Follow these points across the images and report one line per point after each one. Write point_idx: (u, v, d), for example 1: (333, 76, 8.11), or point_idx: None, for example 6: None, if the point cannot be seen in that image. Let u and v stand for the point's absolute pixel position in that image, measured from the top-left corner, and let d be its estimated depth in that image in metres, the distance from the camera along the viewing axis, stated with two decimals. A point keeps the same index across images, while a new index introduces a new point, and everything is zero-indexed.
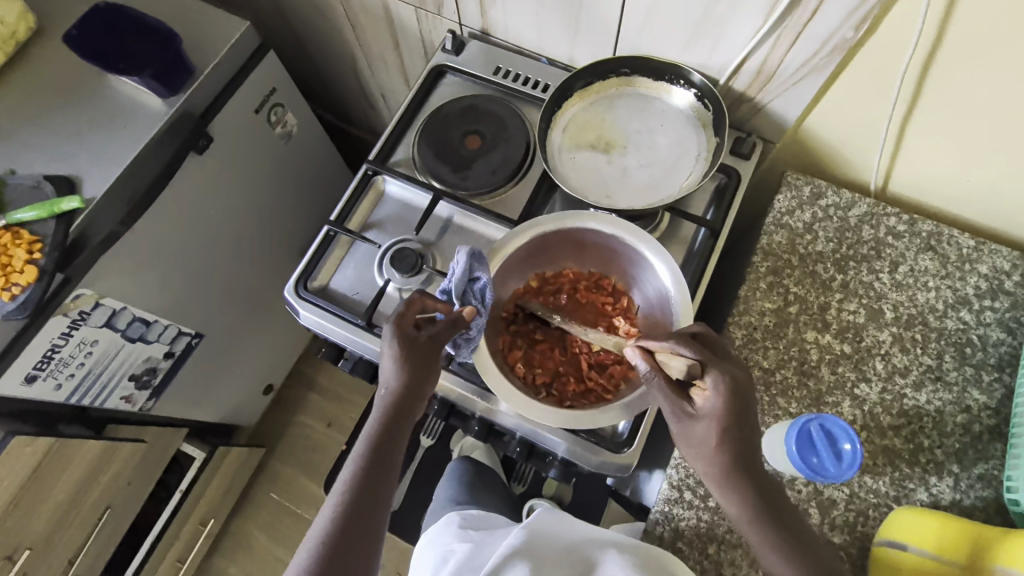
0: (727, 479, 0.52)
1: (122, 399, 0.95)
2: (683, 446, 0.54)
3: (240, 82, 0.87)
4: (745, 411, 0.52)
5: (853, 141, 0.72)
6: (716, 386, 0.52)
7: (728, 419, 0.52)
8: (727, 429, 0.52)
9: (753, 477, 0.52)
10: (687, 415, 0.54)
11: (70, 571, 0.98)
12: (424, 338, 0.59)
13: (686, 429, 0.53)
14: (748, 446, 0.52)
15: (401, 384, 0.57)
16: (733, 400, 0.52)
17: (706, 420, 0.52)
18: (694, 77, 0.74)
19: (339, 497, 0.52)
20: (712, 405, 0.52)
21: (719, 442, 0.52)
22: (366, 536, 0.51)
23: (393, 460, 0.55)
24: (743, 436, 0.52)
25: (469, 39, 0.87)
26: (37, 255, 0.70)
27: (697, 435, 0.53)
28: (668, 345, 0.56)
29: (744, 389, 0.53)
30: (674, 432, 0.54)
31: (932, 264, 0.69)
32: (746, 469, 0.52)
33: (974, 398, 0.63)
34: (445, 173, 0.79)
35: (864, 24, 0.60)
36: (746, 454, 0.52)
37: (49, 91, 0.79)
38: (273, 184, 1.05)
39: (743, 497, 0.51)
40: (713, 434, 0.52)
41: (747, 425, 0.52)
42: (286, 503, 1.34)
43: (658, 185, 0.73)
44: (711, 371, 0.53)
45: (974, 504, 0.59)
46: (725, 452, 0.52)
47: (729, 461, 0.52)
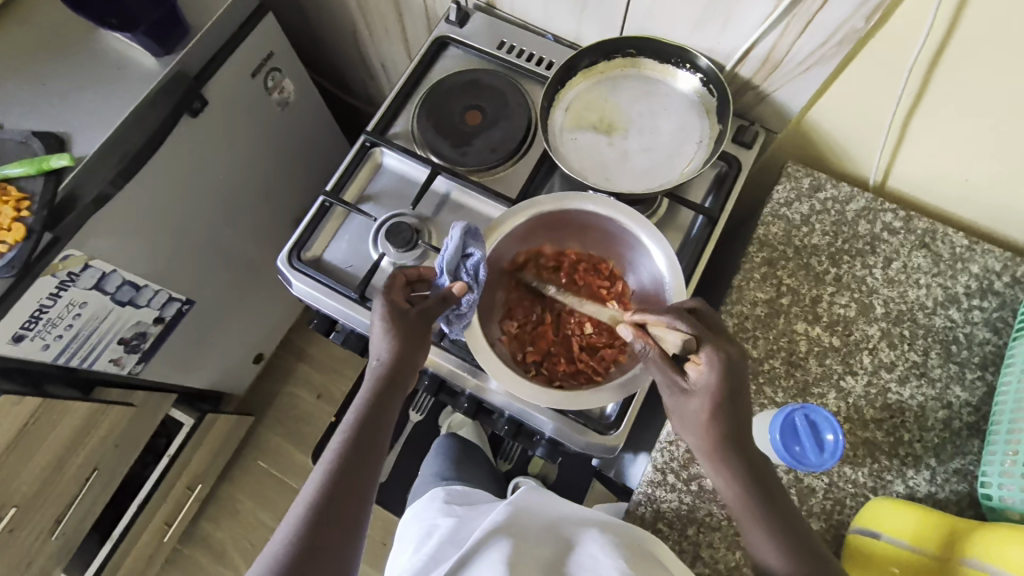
0: (718, 453, 0.53)
1: (112, 362, 0.94)
2: (677, 419, 0.56)
3: (237, 44, 0.85)
4: (739, 386, 0.54)
5: (856, 135, 0.71)
6: (711, 362, 0.53)
7: (720, 395, 0.53)
8: (718, 405, 0.53)
9: (741, 452, 0.53)
10: (681, 389, 0.55)
11: (57, 529, 0.99)
12: (417, 312, 0.59)
13: (680, 402, 0.55)
14: (740, 423, 0.54)
15: (393, 356, 0.57)
16: (725, 375, 0.53)
17: (699, 395, 0.54)
18: (700, 62, 0.73)
19: (327, 464, 0.52)
20: (706, 380, 0.54)
21: (711, 417, 0.53)
22: (353, 503, 0.51)
23: (382, 430, 0.55)
24: (735, 410, 0.53)
25: (474, 11, 0.85)
26: (25, 213, 0.69)
27: (689, 409, 0.54)
28: (663, 319, 0.56)
29: (737, 365, 0.54)
30: (670, 405, 0.57)
31: (925, 261, 0.69)
32: (734, 445, 0.53)
33: (956, 395, 0.64)
34: (444, 148, 0.78)
35: (875, 15, 0.59)
36: (736, 432, 0.53)
37: (40, 45, 0.77)
38: (268, 150, 1.04)
39: (732, 472, 0.53)
40: (705, 409, 0.53)
41: (740, 400, 0.54)
42: (274, 471, 1.36)
43: (658, 169, 0.73)
44: (705, 346, 0.54)
45: (948, 497, 0.60)
46: (716, 428, 0.53)
47: (721, 437, 0.53)
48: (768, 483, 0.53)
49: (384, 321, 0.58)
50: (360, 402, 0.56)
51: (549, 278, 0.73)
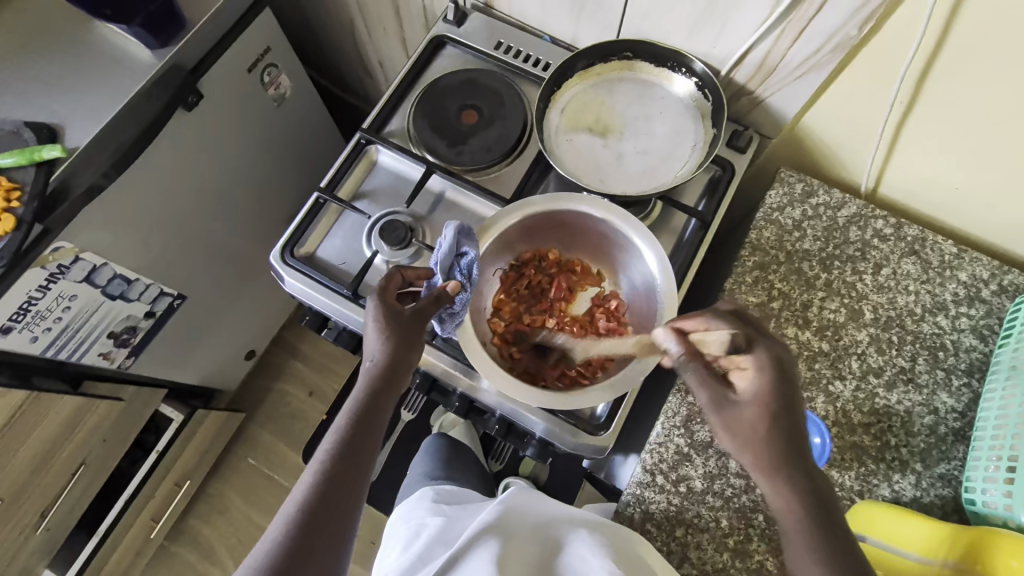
0: (776, 470, 0.49)
1: (101, 356, 0.93)
2: (728, 436, 0.52)
3: (233, 38, 0.84)
4: (790, 394, 0.51)
5: (849, 142, 0.72)
6: (761, 364, 0.52)
7: (773, 399, 0.51)
8: (773, 412, 0.50)
9: (804, 468, 0.49)
10: (729, 401, 0.52)
11: (42, 524, 0.98)
12: (411, 313, 0.59)
13: (730, 416, 0.52)
14: (797, 434, 0.51)
15: (387, 357, 0.56)
16: (778, 380, 0.51)
17: (753, 403, 0.51)
18: (695, 66, 0.73)
19: (319, 463, 0.52)
20: (755, 387, 0.52)
21: (767, 429, 0.50)
22: (344, 504, 0.51)
23: (375, 430, 0.55)
24: (791, 420, 0.51)
25: (472, 11, 0.86)
26: (15, 204, 0.68)
27: (743, 422, 0.51)
28: (704, 322, 0.57)
29: (789, 370, 0.52)
30: (716, 423, 0.53)
31: (914, 268, 0.70)
32: (796, 461, 0.49)
33: (942, 401, 0.64)
34: (440, 147, 0.78)
35: (868, 23, 0.60)
36: (795, 447, 0.50)
37: (33, 36, 0.76)
38: (263, 146, 1.03)
39: (793, 488, 0.49)
40: (760, 419, 0.50)
41: (794, 408, 0.51)
42: (264, 469, 1.35)
43: (653, 172, 0.73)
44: (753, 349, 0.53)
45: (933, 501, 0.61)
46: (771, 439, 0.50)
47: (781, 450, 0.49)
48: (824, 492, 0.49)
49: (377, 322, 0.58)
50: (353, 402, 0.56)
51: (541, 282, 0.73)
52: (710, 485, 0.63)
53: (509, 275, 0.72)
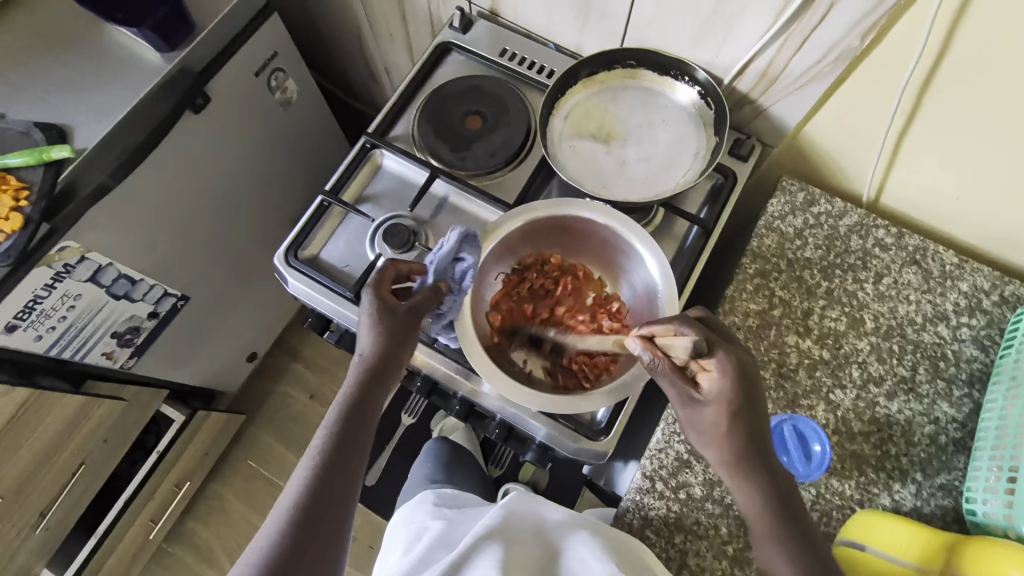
0: (739, 464, 0.53)
1: (104, 355, 0.93)
2: (693, 431, 0.56)
3: (241, 43, 0.85)
4: (753, 392, 0.54)
5: (851, 151, 0.72)
6: (722, 368, 0.53)
7: (735, 399, 0.53)
8: (735, 411, 0.53)
9: (764, 463, 0.53)
10: (694, 401, 0.55)
11: (41, 523, 0.98)
12: (400, 308, 0.59)
13: (694, 414, 0.55)
14: (758, 430, 0.54)
15: (377, 352, 0.57)
16: (738, 381, 0.53)
17: (715, 403, 0.54)
18: (698, 75, 0.74)
19: (312, 460, 0.52)
20: (718, 388, 0.54)
21: (728, 426, 0.53)
22: (338, 499, 0.51)
23: (367, 425, 0.56)
24: (752, 418, 0.54)
25: (478, 18, 0.86)
26: (23, 203, 0.69)
27: (707, 419, 0.54)
28: (670, 328, 0.55)
29: (748, 370, 0.54)
30: (684, 418, 0.56)
31: (915, 278, 0.70)
32: (760, 457, 0.53)
33: (943, 410, 0.64)
34: (444, 152, 0.78)
35: (870, 34, 0.60)
36: (757, 441, 0.54)
37: (44, 38, 0.77)
38: (269, 149, 1.04)
39: (754, 483, 0.52)
40: (722, 417, 0.54)
41: (755, 407, 0.54)
42: (264, 471, 1.35)
43: (655, 179, 0.74)
44: (716, 353, 0.54)
45: (933, 511, 0.60)
46: (733, 436, 0.53)
47: (741, 445, 0.53)
48: (783, 483, 0.53)
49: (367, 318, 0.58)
50: (345, 398, 0.56)
51: (546, 284, 0.73)
52: (710, 492, 0.62)
53: (514, 278, 0.72)
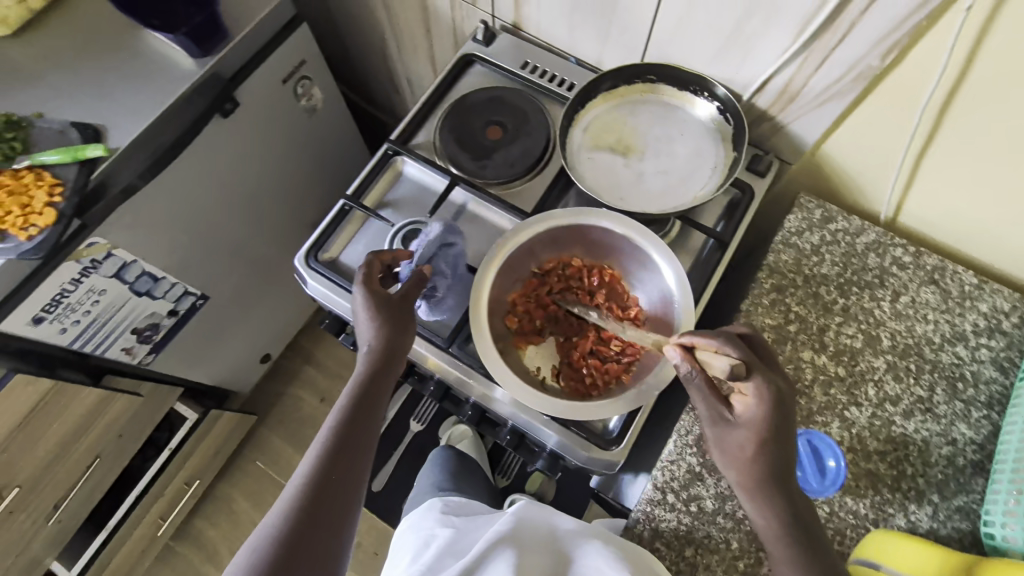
0: (761, 489, 0.53)
1: (123, 351, 0.95)
2: (719, 450, 0.56)
3: (271, 50, 0.88)
4: (786, 421, 0.53)
5: (869, 170, 0.73)
6: (759, 393, 0.52)
7: (767, 426, 0.52)
8: (765, 439, 0.53)
9: (787, 489, 0.53)
10: (725, 421, 0.55)
11: (55, 515, 0.99)
12: (398, 297, 0.62)
13: (724, 434, 0.55)
14: (786, 459, 0.53)
15: (382, 342, 0.59)
16: (773, 409, 0.52)
17: (746, 428, 0.54)
18: (718, 91, 0.75)
19: (321, 445, 0.54)
20: (753, 413, 0.53)
21: (756, 453, 0.53)
22: (346, 482, 0.53)
23: (374, 413, 0.57)
24: (782, 448, 0.53)
25: (501, 32, 0.88)
26: (58, 199, 0.71)
27: (736, 441, 0.54)
28: (713, 344, 0.54)
29: (786, 400, 0.53)
30: (711, 436, 0.56)
31: (933, 297, 0.70)
32: (780, 486, 0.52)
33: (961, 432, 0.63)
34: (465, 161, 0.80)
35: (891, 53, 0.61)
36: (782, 470, 0.53)
37: (83, 42, 0.80)
38: (292, 155, 1.06)
39: (773, 508, 0.52)
40: (750, 442, 0.53)
41: (786, 436, 0.53)
42: (272, 473, 1.36)
43: (673, 192, 0.74)
44: (755, 378, 0.52)
45: (950, 534, 0.59)
46: (760, 462, 0.53)
47: (767, 471, 0.53)
48: (800, 507, 0.53)
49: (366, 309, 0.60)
50: (350, 389, 0.58)
51: (565, 288, 0.72)
52: (721, 506, 0.62)
53: (533, 281, 0.72)
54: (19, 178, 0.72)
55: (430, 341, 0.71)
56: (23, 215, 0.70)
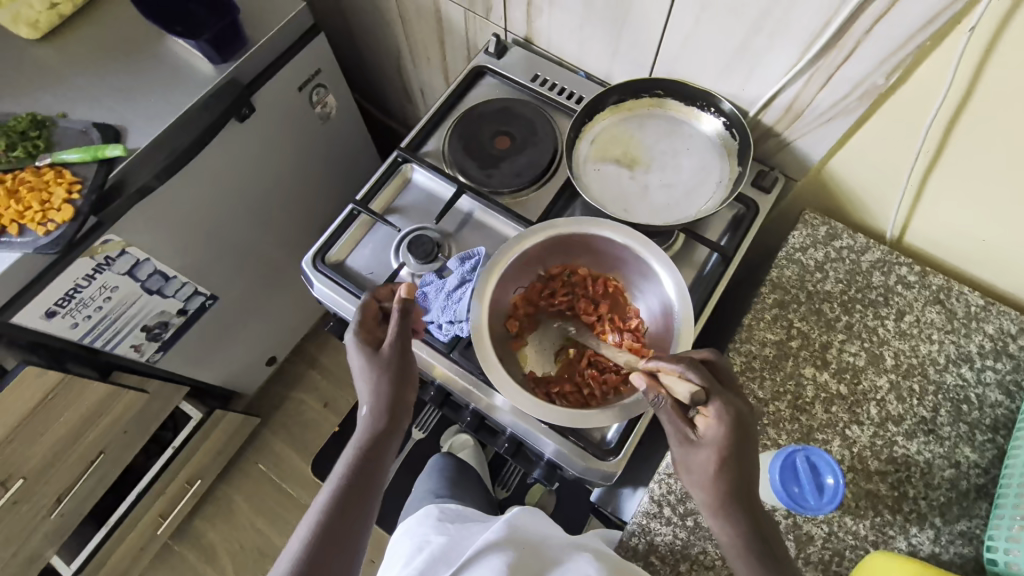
0: (724, 507, 0.52)
1: (132, 347, 0.96)
2: (684, 473, 0.54)
3: (288, 58, 0.90)
4: (748, 443, 0.53)
5: (875, 188, 0.73)
6: (719, 415, 0.53)
7: (728, 447, 0.52)
8: (726, 458, 0.52)
9: (750, 508, 0.52)
10: (690, 443, 0.54)
11: (57, 508, 1.00)
12: (397, 335, 0.61)
13: (688, 456, 0.54)
14: (748, 480, 0.53)
15: (384, 400, 0.59)
16: (732, 431, 0.52)
17: (708, 448, 0.53)
18: (724, 106, 0.75)
19: (320, 509, 0.54)
20: (713, 433, 0.53)
21: (717, 472, 0.52)
22: (345, 547, 0.53)
23: (377, 474, 0.57)
24: (743, 466, 0.53)
25: (513, 45, 0.90)
26: (76, 195, 0.73)
27: (700, 463, 0.53)
28: (676, 368, 0.56)
29: (746, 421, 0.53)
30: (676, 459, 0.55)
31: (938, 317, 0.69)
32: (743, 503, 0.52)
33: (965, 454, 0.63)
34: (472, 169, 0.81)
35: (895, 73, 0.61)
36: (742, 487, 0.52)
37: (108, 47, 0.83)
38: (305, 161, 1.09)
39: (737, 529, 0.52)
40: (712, 463, 0.52)
41: (747, 457, 0.53)
42: (273, 476, 1.36)
43: (676, 205, 0.75)
44: (716, 402, 0.53)
45: (952, 559, 0.58)
46: (723, 482, 0.52)
47: (730, 492, 0.52)
48: (764, 528, 0.52)
49: (365, 354, 0.61)
50: (358, 442, 0.58)
51: (568, 297, 0.73)
52: None
53: (537, 286, 0.73)
54: (40, 175, 0.74)
55: (431, 346, 0.71)
56: (42, 211, 0.72)
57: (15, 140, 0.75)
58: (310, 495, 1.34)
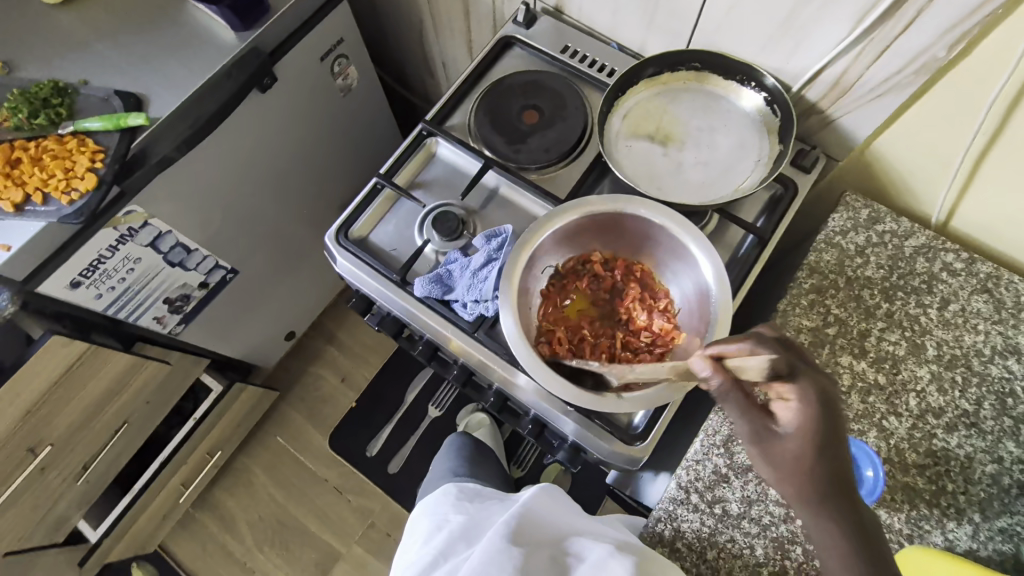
0: (820, 500, 0.44)
1: (155, 319, 0.96)
2: (765, 465, 0.47)
3: (312, 26, 0.88)
4: (837, 423, 0.46)
5: (923, 170, 0.69)
6: (806, 396, 0.46)
7: (820, 429, 0.45)
8: (817, 442, 0.45)
9: (851, 501, 0.44)
10: (769, 433, 0.47)
11: (82, 476, 1.02)
12: None
13: (770, 447, 0.47)
14: (845, 467, 0.45)
15: None
16: (823, 412, 0.45)
17: (796, 433, 0.46)
18: (767, 80, 0.72)
19: None
20: (801, 417, 0.46)
21: (811, 461, 0.45)
22: None
23: None
24: (837, 453, 0.45)
25: (542, 14, 0.86)
26: (99, 164, 0.73)
27: (787, 453, 0.46)
28: (745, 348, 0.48)
29: (833, 399, 0.46)
30: (754, 454, 0.48)
31: (985, 307, 0.66)
32: (843, 494, 0.44)
33: (1008, 450, 0.60)
34: (499, 144, 0.79)
35: (959, 44, 0.58)
36: (840, 478, 0.45)
37: (128, 11, 0.81)
38: (325, 133, 1.06)
39: (838, 525, 0.44)
40: (803, 449, 0.45)
41: (842, 441, 0.45)
42: (290, 448, 1.38)
43: (713, 184, 0.72)
44: (798, 379, 0.46)
45: (991, 556, 0.57)
46: (816, 471, 0.45)
47: (826, 484, 0.44)
48: (869, 526, 0.44)
49: None
50: None
51: (595, 280, 0.72)
52: (747, 510, 0.60)
53: (555, 282, 0.71)
54: (63, 144, 0.74)
55: (455, 325, 0.70)
56: (66, 180, 0.72)
57: (37, 107, 0.74)
58: (327, 469, 1.36)
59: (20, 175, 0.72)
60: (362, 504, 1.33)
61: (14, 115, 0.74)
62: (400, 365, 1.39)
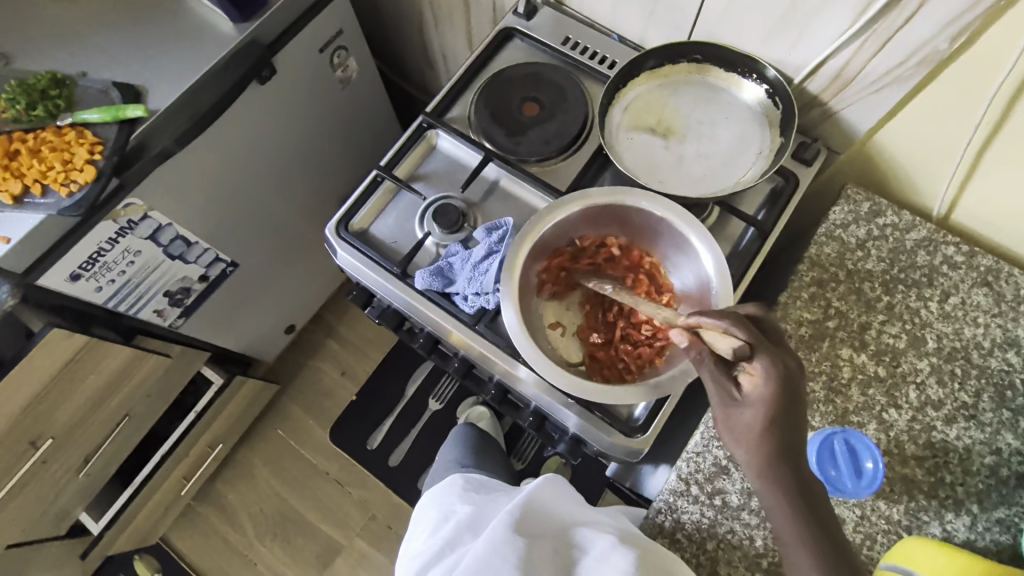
0: (770, 471, 0.46)
1: (155, 312, 0.96)
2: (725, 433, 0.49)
3: (310, 18, 0.87)
4: (799, 403, 0.47)
5: (925, 163, 0.69)
6: (767, 373, 0.47)
7: (776, 406, 0.46)
8: (773, 417, 0.46)
9: (801, 478, 0.45)
10: (731, 405, 0.49)
11: (84, 469, 1.03)
12: None
13: (731, 416, 0.48)
14: (802, 445, 0.46)
15: None
16: (782, 390, 0.46)
17: (753, 407, 0.47)
18: (768, 73, 0.72)
19: None
20: (760, 393, 0.47)
21: (765, 433, 0.46)
22: None
23: None
24: (795, 430, 0.46)
25: (542, 5, 0.86)
26: (97, 157, 0.73)
27: (743, 424, 0.47)
28: (718, 324, 0.49)
29: (796, 380, 0.47)
30: (717, 422, 0.50)
31: (984, 300, 0.66)
32: (796, 471, 0.45)
33: (1006, 442, 0.60)
34: (500, 137, 0.78)
35: (961, 36, 0.57)
36: (795, 454, 0.46)
37: (125, 3, 0.81)
38: (324, 126, 1.06)
39: (785, 498, 0.45)
40: (758, 422, 0.47)
41: (800, 419, 0.46)
42: (291, 441, 1.38)
43: (713, 176, 0.72)
44: (760, 356, 0.47)
45: (988, 546, 0.57)
46: (770, 444, 0.46)
47: (777, 457, 0.46)
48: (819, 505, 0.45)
49: None
50: None
51: (603, 265, 0.71)
52: (746, 502, 0.61)
53: (562, 264, 0.70)
54: (62, 136, 0.73)
55: (456, 318, 0.70)
56: (65, 172, 0.72)
57: (35, 99, 0.74)
58: (328, 462, 1.36)
59: (19, 167, 0.72)
60: (363, 497, 1.33)
61: (12, 107, 0.73)
62: (400, 359, 1.39)
